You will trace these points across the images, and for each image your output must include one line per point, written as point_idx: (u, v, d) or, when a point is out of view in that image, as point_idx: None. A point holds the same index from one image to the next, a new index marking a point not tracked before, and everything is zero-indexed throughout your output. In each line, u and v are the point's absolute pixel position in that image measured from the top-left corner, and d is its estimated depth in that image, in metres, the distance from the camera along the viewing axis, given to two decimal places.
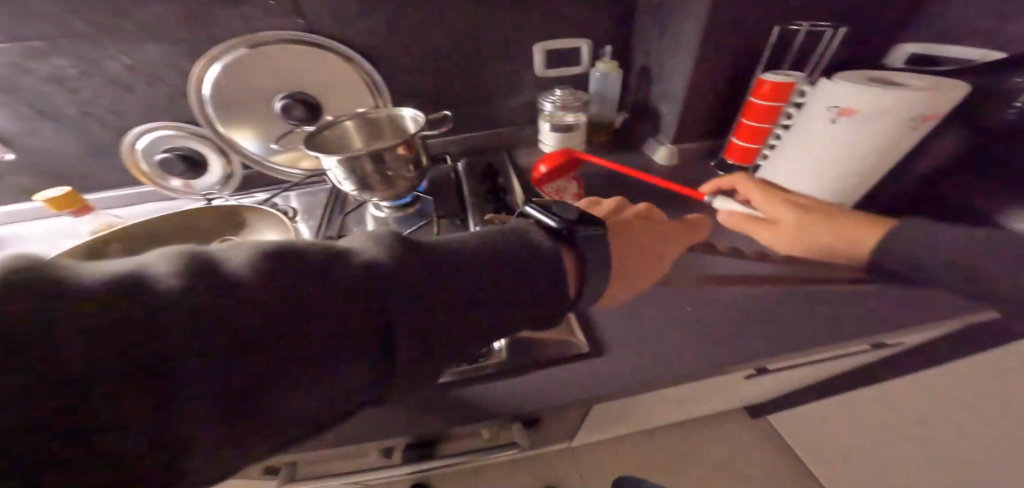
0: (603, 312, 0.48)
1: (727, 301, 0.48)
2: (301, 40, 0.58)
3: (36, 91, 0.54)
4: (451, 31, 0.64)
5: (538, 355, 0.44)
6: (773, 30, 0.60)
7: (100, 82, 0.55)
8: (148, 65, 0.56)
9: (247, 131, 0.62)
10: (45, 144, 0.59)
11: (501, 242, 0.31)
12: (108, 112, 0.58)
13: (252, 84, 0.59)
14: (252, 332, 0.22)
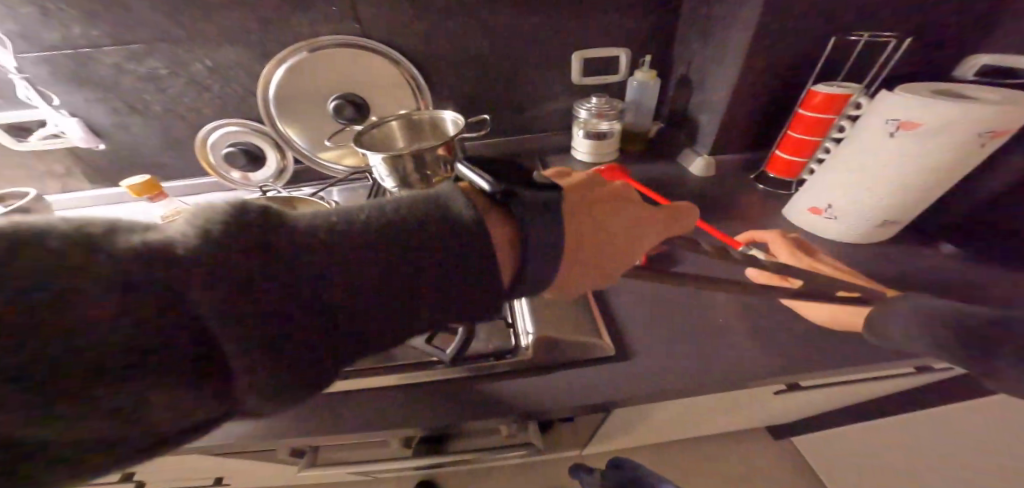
0: (630, 318, 0.48)
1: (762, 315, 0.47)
2: (355, 44, 0.63)
3: (129, 89, 0.61)
4: (495, 38, 0.66)
5: (564, 356, 0.44)
6: (828, 41, 0.58)
7: (182, 82, 0.62)
8: (224, 67, 0.61)
9: (303, 130, 0.67)
10: (132, 137, 0.66)
11: (453, 210, 0.26)
12: (186, 109, 0.65)
13: (310, 86, 0.63)
14: (274, 284, 0.21)
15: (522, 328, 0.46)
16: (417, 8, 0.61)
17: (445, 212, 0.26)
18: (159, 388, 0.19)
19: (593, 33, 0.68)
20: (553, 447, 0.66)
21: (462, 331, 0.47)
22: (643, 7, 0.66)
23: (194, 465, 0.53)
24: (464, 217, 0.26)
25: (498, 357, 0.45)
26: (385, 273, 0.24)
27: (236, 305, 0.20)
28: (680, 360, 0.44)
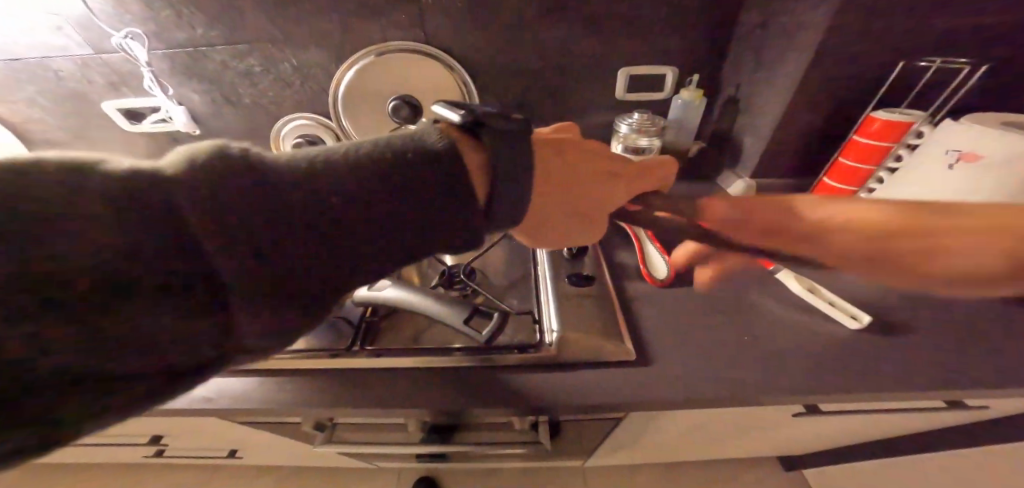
0: (656, 325, 0.50)
1: (792, 335, 0.48)
2: (416, 50, 0.68)
3: (226, 84, 0.70)
4: (547, 52, 0.70)
5: (587, 356, 0.46)
6: (896, 67, 0.57)
7: (270, 78, 0.69)
8: (305, 66, 0.69)
9: (363, 127, 0.73)
10: (222, 125, 0.75)
11: (424, 141, 0.29)
12: (270, 103, 0.73)
13: (374, 87, 0.69)
14: (274, 211, 0.24)
15: (548, 326, 0.49)
16: (478, 20, 0.66)
17: (415, 146, 0.29)
18: (180, 292, 0.22)
19: (642, 51, 0.70)
20: (558, 453, 0.67)
21: (497, 313, 0.50)
22: (695, 28, 0.68)
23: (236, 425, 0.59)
24: (432, 147, 0.29)
25: (520, 351, 0.47)
26: (375, 209, 0.26)
27: (258, 227, 0.23)
28: (702, 372, 0.45)
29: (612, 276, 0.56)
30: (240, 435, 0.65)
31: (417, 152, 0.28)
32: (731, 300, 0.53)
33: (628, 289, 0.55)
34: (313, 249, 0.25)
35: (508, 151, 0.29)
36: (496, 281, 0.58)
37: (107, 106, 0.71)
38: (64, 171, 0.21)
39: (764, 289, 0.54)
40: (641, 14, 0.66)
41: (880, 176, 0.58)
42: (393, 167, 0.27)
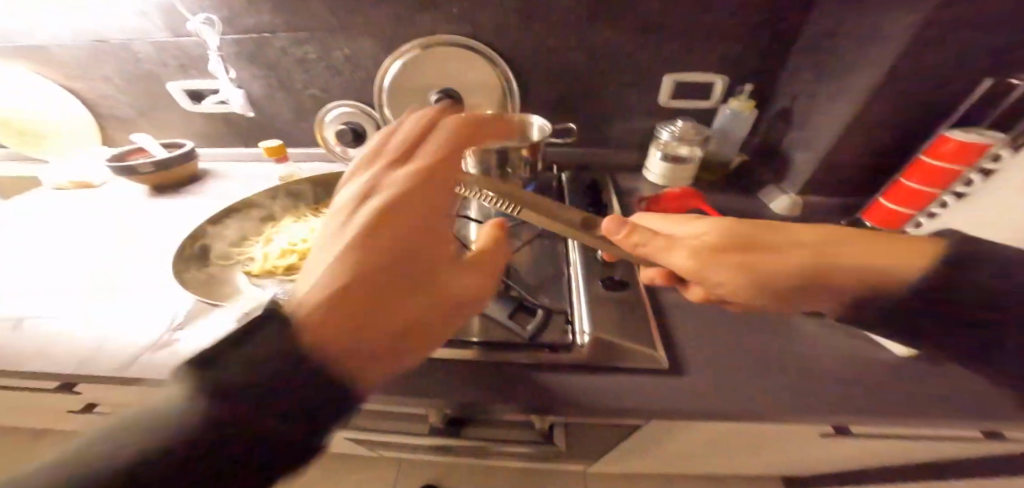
0: (690, 335, 0.49)
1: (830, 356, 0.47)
2: (462, 44, 0.69)
3: (278, 68, 0.72)
4: (592, 54, 0.70)
5: (618, 361, 0.46)
6: (981, 85, 0.52)
7: (320, 65, 0.71)
8: (355, 54, 0.70)
9: (405, 116, 0.76)
10: (270, 108, 0.78)
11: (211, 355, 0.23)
12: (318, 89, 0.75)
13: (420, 78, 0.72)
14: (232, 372, 0.23)
15: (580, 327, 0.49)
16: (527, 17, 0.66)
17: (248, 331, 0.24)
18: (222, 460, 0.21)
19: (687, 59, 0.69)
20: (571, 453, 0.67)
21: (540, 310, 0.51)
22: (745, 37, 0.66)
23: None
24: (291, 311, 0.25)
25: (550, 349, 0.48)
26: (307, 336, 0.24)
27: (234, 390, 0.22)
28: (737, 387, 0.44)
29: (647, 283, 0.56)
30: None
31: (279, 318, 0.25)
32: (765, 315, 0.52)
33: (662, 297, 0.55)
34: (289, 372, 0.23)
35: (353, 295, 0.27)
36: (528, 279, 0.58)
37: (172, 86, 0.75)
38: (66, 461, 0.21)
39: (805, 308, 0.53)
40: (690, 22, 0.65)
41: (945, 201, 0.53)
42: (264, 328, 0.24)
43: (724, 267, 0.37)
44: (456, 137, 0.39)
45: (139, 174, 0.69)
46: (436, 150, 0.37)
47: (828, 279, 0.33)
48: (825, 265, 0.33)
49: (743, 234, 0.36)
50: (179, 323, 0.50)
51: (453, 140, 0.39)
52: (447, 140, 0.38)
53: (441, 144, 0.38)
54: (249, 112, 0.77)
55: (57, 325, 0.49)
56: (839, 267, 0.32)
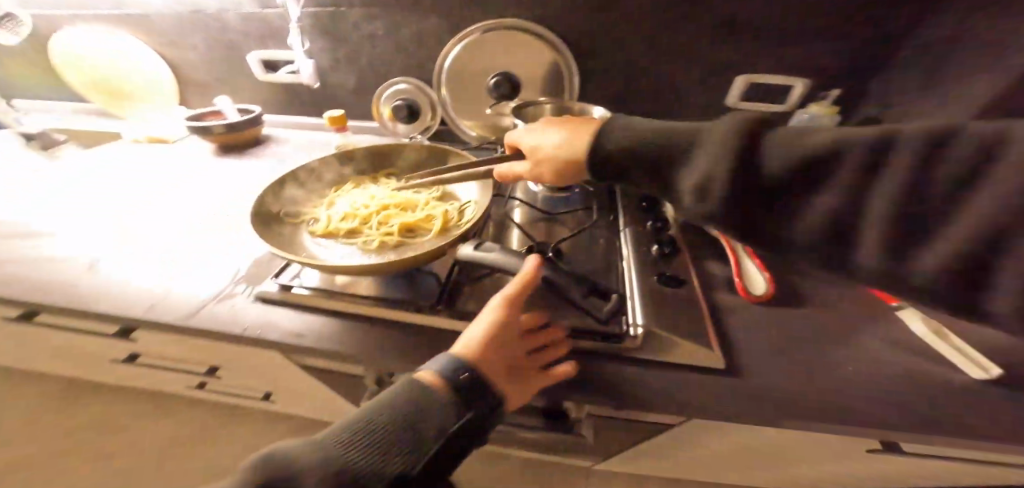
0: (748, 338, 0.49)
1: (884, 368, 0.46)
2: (523, 27, 0.73)
3: (352, 42, 0.79)
4: (646, 53, 0.75)
5: (673, 357, 0.46)
6: None
7: (391, 42, 0.78)
8: (423, 33, 0.76)
9: (462, 97, 0.80)
10: (341, 80, 0.85)
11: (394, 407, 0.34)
12: (383, 64, 0.81)
13: (480, 60, 0.75)
14: (378, 426, 0.33)
15: (633, 320, 0.50)
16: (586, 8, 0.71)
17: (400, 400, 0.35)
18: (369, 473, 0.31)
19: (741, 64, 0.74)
20: (604, 454, 0.67)
21: (614, 295, 0.49)
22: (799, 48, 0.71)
23: (301, 370, 0.61)
24: (428, 387, 0.36)
25: (603, 339, 0.48)
26: (435, 394, 0.36)
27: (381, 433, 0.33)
28: (794, 389, 0.43)
29: (703, 284, 0.56)
30: (297, 385, 0.67)
31: (412, 389, 0.36)
32: (817, 322, 0.51)
33: (720, 300, 0.54)
34: (418, 417, 0.34)
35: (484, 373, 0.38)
36: (581, 266, 0.58)
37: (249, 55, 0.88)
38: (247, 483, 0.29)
39: (868, 325, 0.51)
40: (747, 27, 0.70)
41: None
42: (408, 393, 0.35)
43: (540, 163, 0.50)
44: (519, 295, 0.44)
45: (211, 134, 0.84)
46: (507, 310, 0.43)
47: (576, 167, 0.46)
48: (549, 160, 0.48)
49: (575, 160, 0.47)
50: (242, 282, 0.55)
51: (519, 296, 0.44)
52: (512, 295, 0.44)
53: (510, 299, 0.44)
54: (315, 82, 0.85)
55: (139, 271, 0.56)
56: (557, 153, 0.47)
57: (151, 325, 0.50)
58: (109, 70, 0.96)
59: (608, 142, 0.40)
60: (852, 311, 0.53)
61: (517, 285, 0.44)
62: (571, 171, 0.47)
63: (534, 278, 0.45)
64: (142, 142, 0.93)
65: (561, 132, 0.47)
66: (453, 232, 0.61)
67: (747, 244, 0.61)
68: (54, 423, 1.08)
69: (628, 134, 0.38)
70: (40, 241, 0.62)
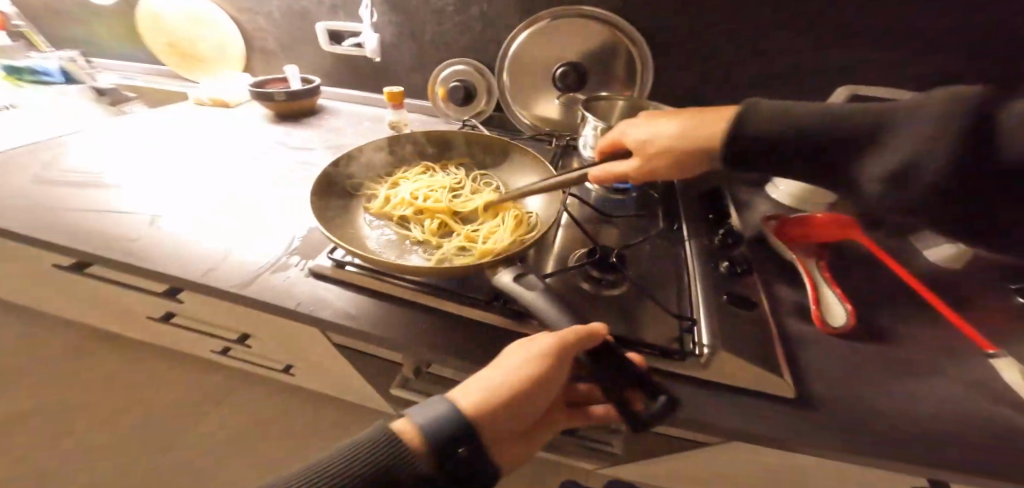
0: (816, 365, 0.46)
1: (960, 408, 0.42)
2: (591, 16, 0.79)
3: (428, 21, 0.89)
4: (698, 54, 0.80)
5: (745, 386, 0.43)
6: None
7: (462, 21, 0.87)
8: (492, 16, 0.85)
9: (524, 82, 0.87)
10: (412, 56, 0.95)
11: (369, 461, 0.29)
12: (453, 44, 0.91)
13: (546, 49, 0.82)
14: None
15: (699, 338, 0.47)
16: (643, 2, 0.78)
17: (379, 451, 0.30)
18: None
19: (803, 85, 0.78)
20: (631, 466, 0.65)
21: (664, 398, 0.36)
22: (866, 74, 0.73)
23: (334, 349, 0.58)
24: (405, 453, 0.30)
25: (668, 356, 0.45)
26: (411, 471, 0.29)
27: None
28: (874, 423, 0.40)
29: (772, 306, 0.53)
30: (326, 364, 0.65)
31: (399, 452, 0.30)
32: (880, 348, 0.49)
33: (789, 324, 0.51)
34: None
35: (477, 454, 0.31)
36: (639, 274, 0.57)
37: (321, 26, 0.94)
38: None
39: (942, 361, 0.47)
40: (814, 50, 0.74)
41: None
42: (396, 453, 0.30)
43: (653, 156, 0.51)
44: (561, 355, 0.36)
45: (273, 100, 0.91)
46: (540, 371, 0.35)
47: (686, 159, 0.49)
48: (665, 153, 0.50)
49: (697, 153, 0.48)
50: (297, 256, 0.55)
51: (560, 356, 0.36)
52: (553, 352, 0.36)
53: (547, 358, 0.36)
54: (376, 58, 0.95)
55: (200, 234, 0.57)
56: (672, 144, 0.49)
57: (205, 290, 0.50)
58: (187, 35, 1.03)
59: (767, 120, 0.40)
60: (918, 339, 0.50)
61: (559, 344, 0.36)
62: (696, 160, 0.49)
63: (579, 342, 0.37)
64: (205, 102, 0.99)
65: (676, 124, 0.50)
66: (522, 231, 0.62)
67: (822, 268, 0.58)
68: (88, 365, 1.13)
69: (785, 115, 0.39)
70: (105, 192, 0.64)
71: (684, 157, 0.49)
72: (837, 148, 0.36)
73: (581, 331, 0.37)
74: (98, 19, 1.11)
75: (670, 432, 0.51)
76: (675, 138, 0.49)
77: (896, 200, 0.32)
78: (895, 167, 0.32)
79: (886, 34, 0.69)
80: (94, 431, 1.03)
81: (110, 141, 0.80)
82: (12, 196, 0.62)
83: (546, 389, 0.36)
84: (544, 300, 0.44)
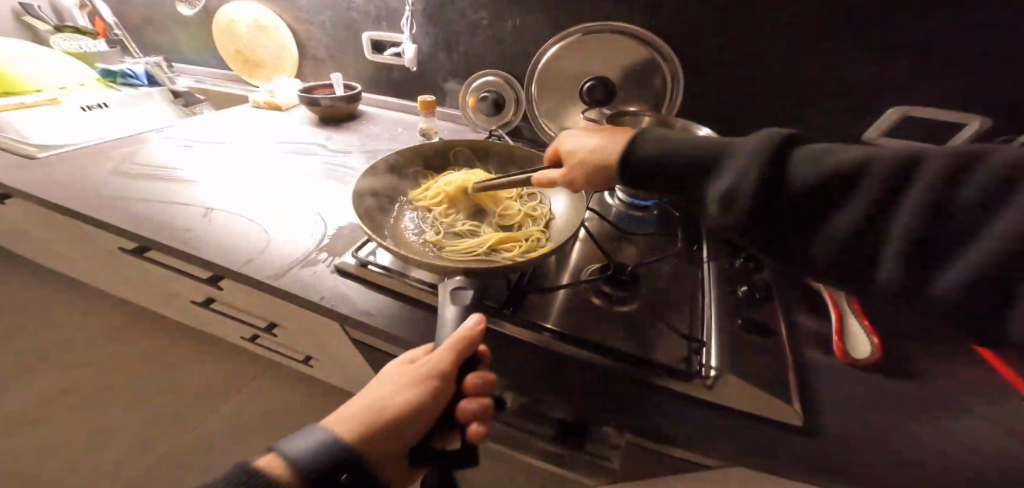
0: (831, 397, 0.44)
1: (986, 453, 0.39)
2: (625, 32, 0.80)
3: (464, 34, 0.93)
4: (731, 70, 0.79)
5: (750, 413, 0.42)
6: None
7: (496, 34, 0.90)
8: (526, 30, 0.88)
9: (551, 95, 0.88)
10: (448, 67, 0.99)
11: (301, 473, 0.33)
12: (487, 57, 0.94)
13: (575, 64, 0.84)
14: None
15: (707, 360, 0.46)
16: (675, 16, 0.77)
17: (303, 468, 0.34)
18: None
19: (847, 105, 0.74)
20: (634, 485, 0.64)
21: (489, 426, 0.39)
22: (919, 95, 0.68)
23: (350, 343, 0.62)
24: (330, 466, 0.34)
25: (672, 376, 0.45)
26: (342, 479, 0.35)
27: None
28: (887, 465, 0.38)
29: (789, 335, 0.51)
30: (345, 356, 0.69)
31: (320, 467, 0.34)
32: (904, 383, 0.46)
33: (806, 352, 0.49)
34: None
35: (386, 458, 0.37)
36: (652, 291, 0.57)
37: (366, 36, 1.00)
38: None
39: (971, 401, 0.44)
40: (861, 68, 0.70)
41: None
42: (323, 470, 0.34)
43: (573, 168, 0.52)
44: (447, 372, 0.38)
45: (318, 106, 0.98)
46: (426, 390, 0.38)
47: (602, 173, 0.49)
48: (581, 165, 0.50)
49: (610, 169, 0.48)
50: (325, 252, 0.59)
51: (447, 372, 0.38)
52: (438, 371, 0.38)
53: (436, 376, 0.38)
54: (414, 68, 1.00)
55: (242, 227, 0.63)
56: (588, 157, 0.50)
57: (244, 278, 0.55)
58: (252, 42, 1.11)
59: (651, 145, 0.43)
60: (949, 377, 0.47)
61: (443, 363, 0.38)
62: (602, 176, 0.49)
63: (462, 353, 0.39)
64: (261, 105, 1.08)
65: (596, 138, 0.50)
66: (538, 246, 0.64)
67: (852, 299, 0.55)
68: (149, 339, 1.26)
69: (666, 144, 0.42)
70: (164, 185, 0.71)
71: (598, 169, 0.49)
72: (679, 178, 0.41)
73: (458, 343, 0.39)
74: (177, 28, 1.24)
75: (683, 457, 0.50)
76: (593, 151, 0.49)
77: (730, 222, 0.36)
78: (725, 191, 0.36)
79: (947, 51, 0.64)
80: (148, 397, 1.15)
81: (177, 138, 0.89)
82: (93, 184, 0.70)
83: (430, 409, 0.39)
84: (449, 314, 0.44)
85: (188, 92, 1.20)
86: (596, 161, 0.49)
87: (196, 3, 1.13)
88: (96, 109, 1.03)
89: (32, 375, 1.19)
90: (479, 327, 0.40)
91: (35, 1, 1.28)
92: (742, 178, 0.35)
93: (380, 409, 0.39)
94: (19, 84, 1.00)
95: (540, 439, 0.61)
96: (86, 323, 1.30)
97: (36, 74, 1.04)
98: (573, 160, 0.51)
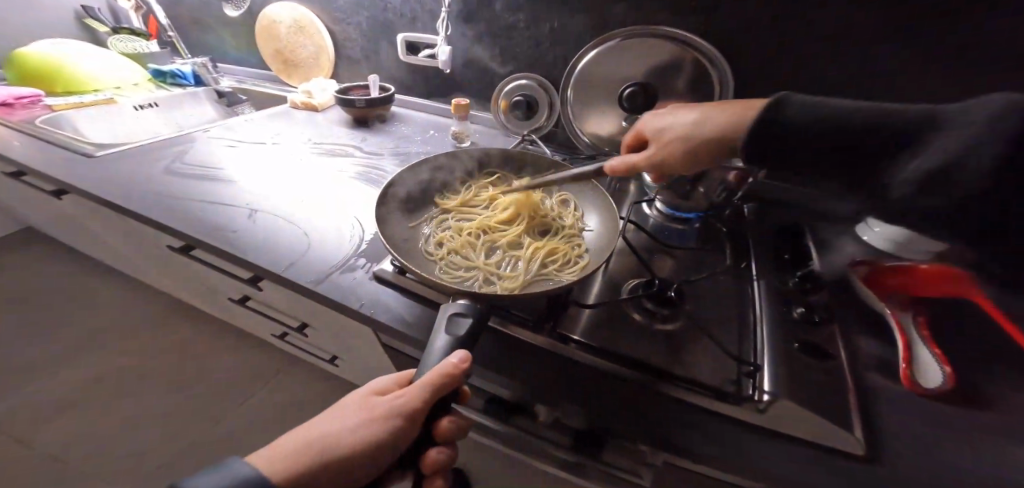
0: (896, 431, 0.41)
1: None
2: (671, 36, 0.77)
3: (499, 35, 0.92)
4: (779, 76, 0.75)
5: (804, 437, 0.40)
6: None
7: (532, 36, 0.89)
8: (563, 33, 0.86)
9: (586, 100, 0.86)
10: (483, 71, 0.99)
11: None
12: (521, 58, 0.93)
13: (614, 69, 0.81)
14: None
15: (760, 384, 0.44)
16: (720, 19, 0.74)
17: None
18: None
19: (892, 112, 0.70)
20: None
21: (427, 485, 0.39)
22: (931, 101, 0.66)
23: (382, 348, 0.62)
24: None
25: (719, 397, 0.43)
26: None
27: None
28: None
29: (849, 362, 0.47)
30: (374, 359, 0.69)
31: None
32: (978, 418, 0.42)
33: (865, 378, 0.46)
34: None
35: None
36: (697, 310, 0.54)
37: (401, 37, 1.01)
38: None
39: None
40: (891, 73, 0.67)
41: None
42: None
43: (673, 142, 0.53)
44: (418, 409, 0.37)
45: (353, 106, 0.99)
46: (389, 428, 0.38)
47: (702, 154, 0.52)
48: (685, 140, 0.52)
49: (714, 146, 0.51)
50: (362, 258, 0.59)
51: (412, 412, 0.37)
52: (408, 407, 0.38)
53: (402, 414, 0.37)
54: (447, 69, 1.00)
55: (281, 229, 0.64)
56: (693, 131, 0.52)
57: (285, 282, 0.56)
58: (292, 41, 1.13)
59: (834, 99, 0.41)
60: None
61: (418, 400, 0.37)
62: (707, 153, 0.51)
63: (428, 399, 0.37)
64: (298, 105, 1.10)
65: (697, 113, 0.52)
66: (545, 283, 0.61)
67: (921, 326, 0.52)
68: (192, 331, 1.32)
69: (820, 107, 0.41)
70: (208, 185, 0.73)
71: (705, 146, 0.51)
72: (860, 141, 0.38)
73: (438, 380, 0.37)
74: (221, 28, 1.28)
75: (693, 470, 0.49)
76: (709, 121, 0.50)
77: (929, 203, 0.34)
78: (935, 167, 0.34)
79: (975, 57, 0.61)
80: (181, 386, 1.19)
81: (223, 138, 0.92)
82: (142, 182, 0.72)
83: (388, 450, 0.38)
84: (440, 344, 0.41)
85: (232, 92, 1.24)
86: (708, 141, 0.50)
87: (240, 5, 1.19)
88: (147, 108, 1.11)
89: (77, 359, 1.25)
90: (462, 365, 0.38)
91: (97, 6, 1.35)
92: (957, 157, 0.33)
93: (336, 442, 0.38)
94: (80, 84, 1.08)
95: (570, 453, 0.59)
96: (133, 313, 1.37)
97: (92, 70, 1.10)
98: (680, 132, 0.52)
